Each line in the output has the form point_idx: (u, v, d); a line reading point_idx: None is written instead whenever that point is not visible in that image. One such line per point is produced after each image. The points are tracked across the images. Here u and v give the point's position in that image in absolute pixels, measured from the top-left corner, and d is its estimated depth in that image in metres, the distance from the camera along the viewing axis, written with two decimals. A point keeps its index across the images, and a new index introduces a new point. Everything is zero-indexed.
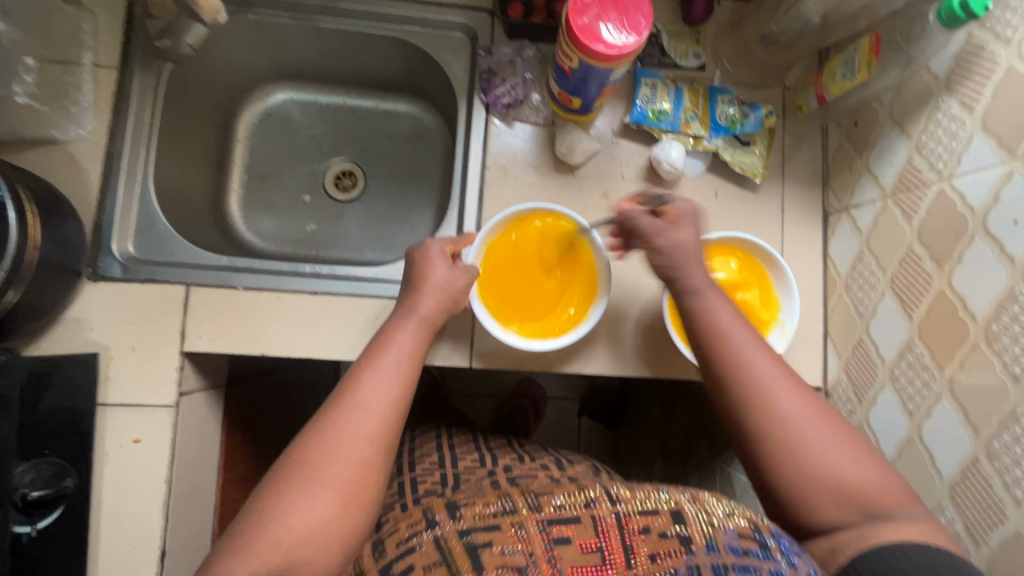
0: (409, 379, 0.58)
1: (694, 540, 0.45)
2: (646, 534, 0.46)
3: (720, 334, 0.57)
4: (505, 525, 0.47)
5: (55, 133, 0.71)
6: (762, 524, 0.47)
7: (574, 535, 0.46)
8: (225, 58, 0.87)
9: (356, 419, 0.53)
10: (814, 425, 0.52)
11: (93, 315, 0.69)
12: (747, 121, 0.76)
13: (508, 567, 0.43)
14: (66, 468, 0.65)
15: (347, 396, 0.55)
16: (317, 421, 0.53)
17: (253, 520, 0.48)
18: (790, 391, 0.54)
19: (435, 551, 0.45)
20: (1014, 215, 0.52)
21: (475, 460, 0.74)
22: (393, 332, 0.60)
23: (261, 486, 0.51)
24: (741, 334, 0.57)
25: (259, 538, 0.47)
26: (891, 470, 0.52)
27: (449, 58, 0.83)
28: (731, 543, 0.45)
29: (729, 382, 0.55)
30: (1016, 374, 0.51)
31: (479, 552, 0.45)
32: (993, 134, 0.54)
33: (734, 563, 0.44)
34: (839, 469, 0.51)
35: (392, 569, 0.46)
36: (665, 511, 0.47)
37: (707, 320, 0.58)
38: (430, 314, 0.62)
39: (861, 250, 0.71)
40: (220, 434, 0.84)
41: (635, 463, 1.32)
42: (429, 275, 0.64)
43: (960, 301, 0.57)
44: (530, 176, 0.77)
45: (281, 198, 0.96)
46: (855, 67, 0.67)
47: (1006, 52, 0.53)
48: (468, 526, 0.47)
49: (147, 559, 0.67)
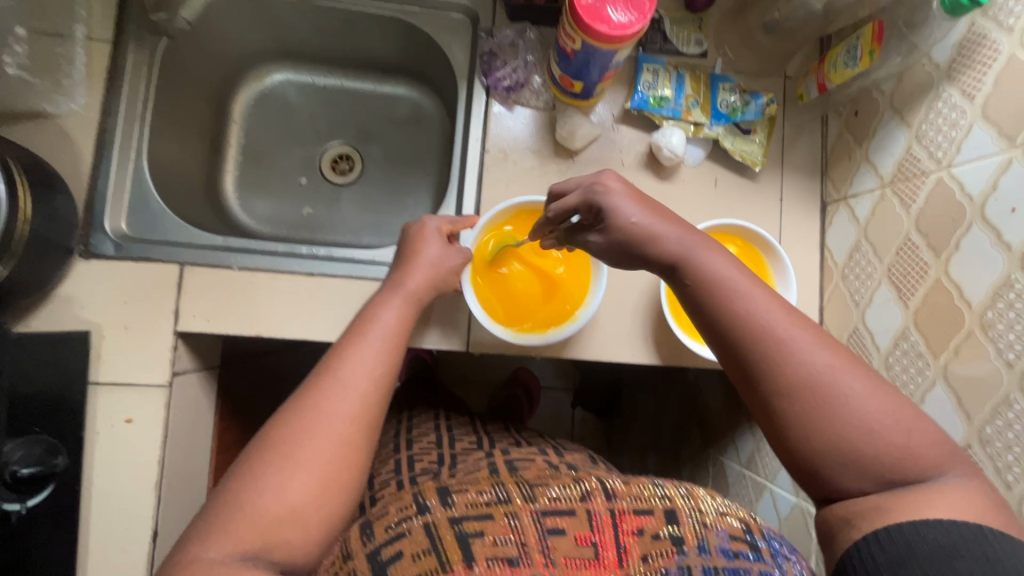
0: (397, 355, 0.57)
1: (686, 540, 0.45)
2: (639, 535, 0.46)
3: (723, 287, 0.46)
4: (497, 514, 0.47)
5: (46, 107, 0.70)
6: (751, 525, 0.48)
7: (569, 526, 0.46)
8: (221, 35, 0.86)
9: (337, 396, 0.51)
10: (849, 384, 0.42)
11: (84, 292, 0.68)
12: (748, 109, 0.76)
13: (498, 558, 0.45)
14: (58, 446, 0.64)
15: (329, 371, 0.53)
16: (298, 399, 0.51)
17: (227, 498, 0.46)
18: (800, 330, 0.44)
19: (425, 538, 0.46)
20: (1012, 203, 0.52)
21: (471, 442, 0.75)
22: (380, 309, 0.60)
23: (237, 464, 0.48)
24: (746, 285, 0.46)
25: (231, 516, 0.44)
26: (930, 421, 0.43)
27: (450, 40, 0.82)
28: (722, 545, 0.45)
29: (730, 329, 0.45)
30: (1010, 360, 0.51)
31: (469, 542, 0.45)
32: (993, 122, 0.54)
33: (725, 566, 0.44)
34: (879, 432, 0.41)
35: (380, 555, 0.46)
36: (658, 510, 0.48)
37: (688, 260, 0.48)
38: (418, 289, 0.62)
39: (858, 239, 0.72)
40: (213, 416, 0.83)
41: (628, 454, 1.33)
42: (422, 256, 0.65)
43: (956, 289, 0.57)
44: (530, 160, 0.76)
45: (277, 180, 0.95)
46: (857, 54, 0.66)
47: (1008, 41, 0.53)
48: (460, 514, 0.47)
49: (139, 539, 0.66)
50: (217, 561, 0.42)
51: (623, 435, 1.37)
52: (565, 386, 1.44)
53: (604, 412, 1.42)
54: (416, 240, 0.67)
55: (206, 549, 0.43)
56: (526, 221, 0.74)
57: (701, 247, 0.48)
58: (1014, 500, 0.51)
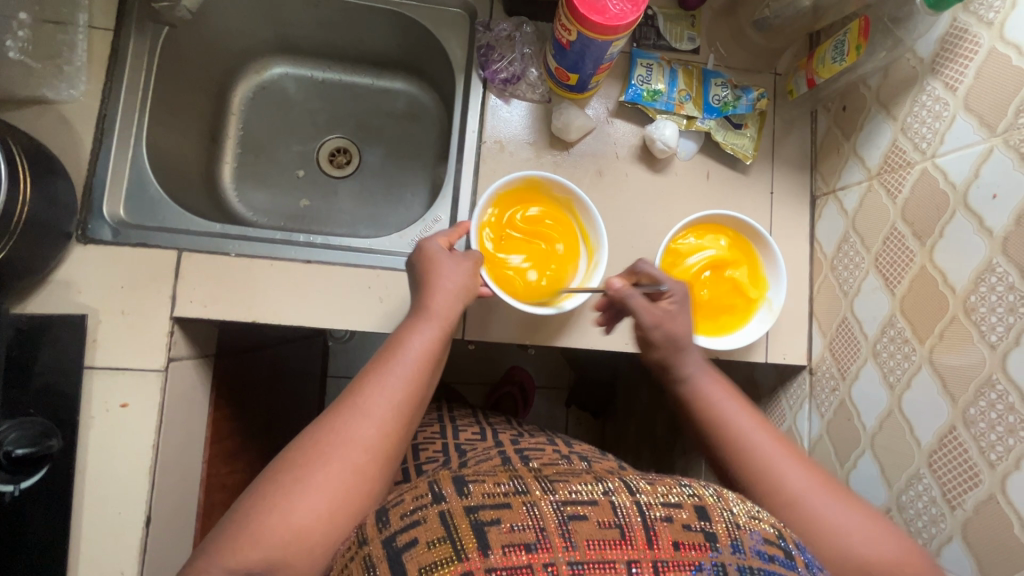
0: (419, 384, 0.57)
1: (720, 538, 0.40)
2: (669, 523, 0.40)
3: (718, 417, 0.59)
4: (515, 503, 0.41)
5: (46, 93, 0.70)
6: (785, 532, 0.43)
7: (592, 513, 0.40)
8: (222, 28, 0.87)
9: (356, 423, 0.52)
10: (825, 498, 0.51)
11: (81, 276, 0.68)
12: (739, 104, 0.78)
13: (516, 545, 0.38)
14: (52, 428, 0.64)
15: (352, 398, 0.54)
16: (318, 422, 0.53)
17: (238, 516, 0.47)
18: (789, 459, 0.54)
19: (441, 527, 0.39)
20: (994, 189, 0.54)
21: (475, 432, 0.76)
22: (407, 335, 0.60)
23: (252, 484, 0.49)
24: (737, 412, 0.59)
25: (238, 534, 0.45)
26: (910, 542, 0.49)
27: (447, 34, 0.83)
28: (758, 546, 0.40)
29: (733, 459, 0.56)
30: (993, 342, 0.53)
31: (485, 530, 0.39)
32: (975, 112, 0.56)
33: (761, 568, 0.38)
34: (854, 539, 0.48)
35: (396, 542, 0.39)
36: (687, 505, 0.42)
37: (699, 394, 0.62)
38: (446, 314, 0.62)
39: (846, 231, 0.73)
40: (208, 405, 0.83)
41: (622, 451, 1.34)
42: (440, 276, 0.63)
43: (941, 276, 0.59)
44: (526, 152, 0.77)
45: (275, 173, 0.96)
46: (845, 49, 0.68)
47: (989, 34, 0.55)
48: (476, 502, 0.41)
49: (132, 523, 0.66)
50: None
51: (617, 432, 1.37)
52: (559, 384, 1.44)
53: (598, 411, 1.43)
54: (425, 259, 0.66)
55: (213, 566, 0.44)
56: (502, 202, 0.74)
57: (703, 377, 0.64)
58: (997, 478, 0.52)
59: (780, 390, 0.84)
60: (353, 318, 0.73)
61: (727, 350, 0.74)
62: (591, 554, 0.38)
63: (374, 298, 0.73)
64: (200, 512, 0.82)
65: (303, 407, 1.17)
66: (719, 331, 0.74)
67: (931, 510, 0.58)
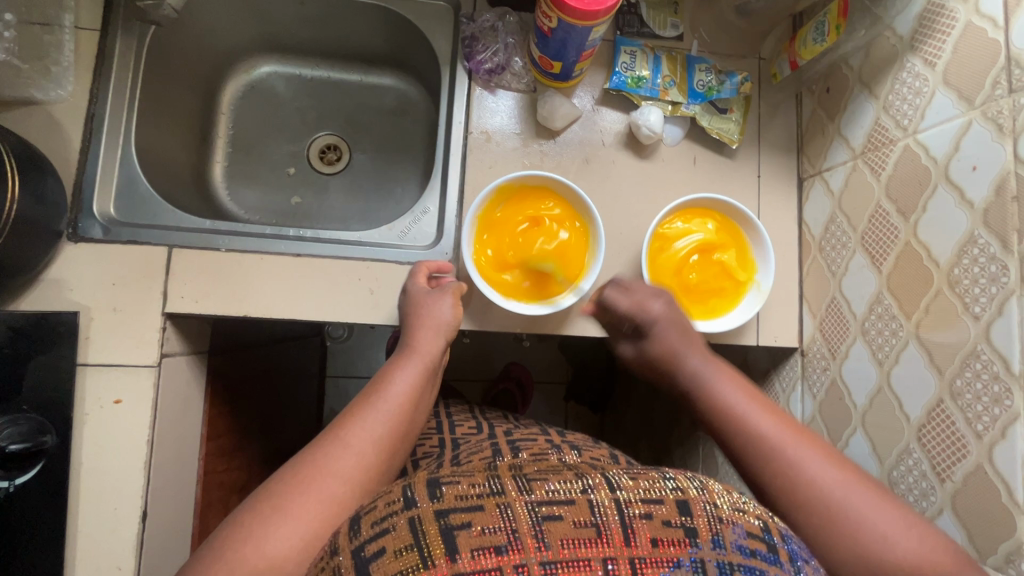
0: (404, 419, 0.60)
1: (700, 533, 0.40)
2: (648, 520, 0.40)
3: (727, 405, 0.63)
4: (488, 505, 0.40)
5: (35, 93, 0.71)
6: (770, 524, 0.43)
7: (566, 512, 0.40)
8: (209, 27, 0.88)
9: (337, 453, 0.53)
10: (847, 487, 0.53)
11: (72, 275, 0.69)
12: (723, 88, 0.78)
13: (485, 548, 0.38)
14: (46, 425, 0.64)
15: (337, 432, 0.56)
16: (302, 455, 0.54)
17: (214, 546, 0.46)
18: (799, 446, 0.57)
19: (410, 533, 0.38)
20: (973, 161, 0.54)
21: (471, 426, 0.76)
22: (393, 372, 0.64)
23: (232, 515, 0.49)
24: (747, 403, 0.63)
25: (214, 564, 0.44)
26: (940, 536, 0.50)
27: (432, 26, 0.84)
28: (739, 542, 0.40)
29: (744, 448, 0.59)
30: (977, 314, 0.53)
31: (454, 534, 0.38)
32: (954, 87, 0.57)
33: (741, 564, 0.39)
34: (887, 535, 0.50)
35: (365, 551, 0.38)
36: (669, 500, 0.42)
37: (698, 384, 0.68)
38: (428, 351, 0.66)
39: (833, 211, 0.73)
40: (203, 401, 0.83)
41: (621, 444, 1.33)
42: (421, 313, 0.68)
43: (925, 250, 0.59)
44: (513, 142, 0.78)
45: (265, 171, 0.96)
46: (825, 30, 0.69)
47: (964, 9, 0.56)
48: (448, 506, 0.40)
49: (128, 518, 0.67)
50: None
51: (615, 424, 1.37)
52: (557, 379, 1.45)
53: (597, 404, 1.43)
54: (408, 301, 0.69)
55: None
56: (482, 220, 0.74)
57: (709, 370, 0.68)
58: (984, 448, 0.52)
59: (772, 374, 0.84)
60: (343, 311, 0.73)
61: (717, 333, 0.75)
62: (565, 554, 0.38)
63: (364, 290, 0.74)
64: (198, 509, 0.82)
65: (300, 405, 1.17)
66: (706, 314, 0.75)
67: (921, 484, 0.58)
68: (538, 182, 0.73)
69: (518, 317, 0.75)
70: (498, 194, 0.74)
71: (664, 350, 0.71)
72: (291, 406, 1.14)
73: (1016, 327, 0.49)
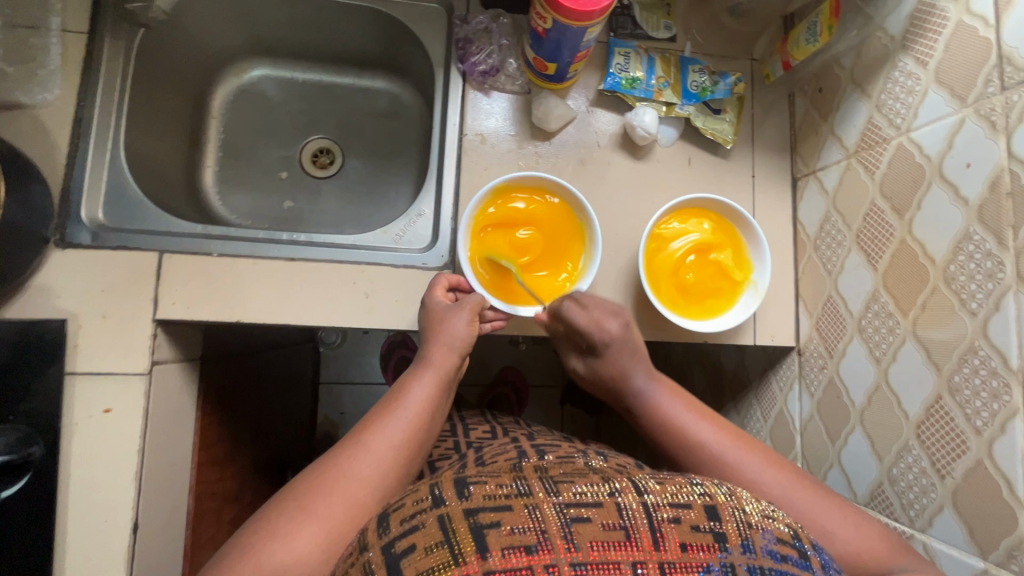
0: (420, 430, 0.59)
1: (729, 538, 0.39)
2: (677, 524, 0.39)
3: (676, 425, 0.65)
4: (516, 506, 0.40)
5: (21, 97, 0.70)
6: (800, 533, 0.42)
7: (596, 514, 0.39)
8: (199, 31, 0.87)
9: (356, 460, 0.53)
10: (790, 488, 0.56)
11: (59, 282, 0.67)
12: (717, 89, 0.78)
13: (516, 547, 0.37)
14: (33, 436, 0.63)
15: (356, 440, 0.56)
16: (322, 460, 0.54)
17: (236, 546, 0.46)
18: (744, 455, 0.59)
19: (439, 532, 0.38)
20: (967, 159, 0.54)
21: (486, 431, 0.76)
22: (410, 382, 0.63)
23: (252, 517, 0.49)
24: (692, 418, 0.65)
25: (236, 563, 0.44)
26: (873, 524, 0.54)
27: (425, 29, 0.83)
28: (769, 546, 0.39)
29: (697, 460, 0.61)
30: (974, 310, 0.53)
31: (484, 533, 0.37)
32: (946, 85, 0.57)
33: (772, 568, 0.38)
34: (831, 531, 0.53)
35: (394, 548, 0.38)
36: (697, 505, 0.41)
37: (643, 401, 0.70)
38: (443, 363, 0.66)
39: (828, 210, 0.74)
40: (195, 410, 0.82)
41: (618, 447, 1.33)
42: (439, 327, 0.67)
43: (920, 247, 0.59)
44: (508, 144, 0.78)
45: (257, 175, 0.95)
46: (817, 31, 0.69)
47: (955, 8, 0.56)
48: (477, 505, 0.39)
49: (119, 530, 0.65)
50: None
51: (612, 427, 1.37)
52: (553, 382, 1.44)
53: (593, 407, 1.42)
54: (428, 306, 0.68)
55: None
56: (484, 220, 0.73)
57: (653, 388, 0.70)
58: (984, 444, 0.52)
59: (770, 374, 0.84)
60: (340, 315, 0.72)
61: (715, 332, 0.75)
62: (595, 555, 0.37)
63: (360, 294, 0.73)
64: (191, 519, 0.81)
65: (294, 412, 1.16)
66: (704, 314, 0.75)
67: (921, 481, 0.58)
68: (535, 184, 0.74)
69: (517, 319, 0.75)
70: (496, 194, 0.73)
71: (614, 371, 0.71)
72: (284, 414, 1.12)
73: (1012, 322, 0.50)
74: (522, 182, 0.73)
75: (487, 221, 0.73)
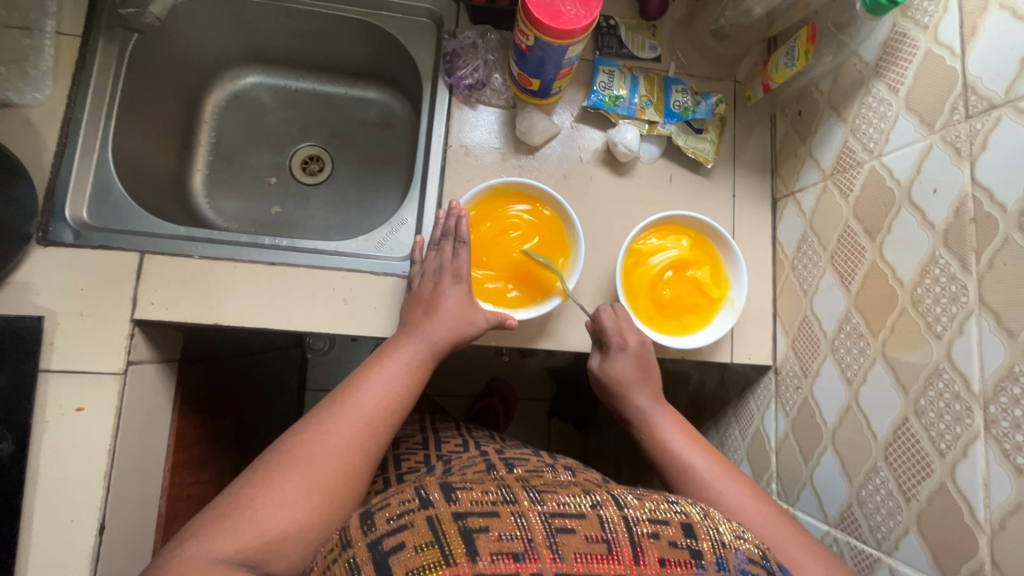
0: (405, 399, 0.62)
1: (706, 555, 0.41)
2: (655, 539, 0.41)
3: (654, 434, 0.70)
4: (503, 513, 0.41)
5: (11, 96, 0.71)
6: (768, 553, 0.44)
7: (579, 526, 0.41)
8: (194, 38, 0.88)
9: (350, 427, 0.57)
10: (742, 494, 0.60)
11: (40, 279, 0.67)
12: (699, 109, 0.80)
13: (504, 554, 0.38)
14: (1, 432, 0.63)
15: (351, 406, 0.59)
16: (316, 420, 0.57)
17: (237, 503, 0.50)
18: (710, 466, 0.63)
19: (429, 531, 0.39)
20: (934, 184, 0.55)
21: (457, 444, 0.75)
22: (399, 349, 0.65)
23: (246, 477, 0.52)
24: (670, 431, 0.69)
25: (238, 521, 0.48)
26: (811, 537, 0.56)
27: (415, 42, 0.85)
28: (741, 566, 0.41)
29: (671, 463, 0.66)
30: (939, 333, 0.54)
31: (473, 536, 0.39)
32: (915, 111, 0.58)
33: None
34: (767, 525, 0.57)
35: (382, 545, 0.39)
36: (675, 522, 0.43)
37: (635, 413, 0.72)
38: (438, 342, 0.66)
39: (805, 231, 0.74)
40: (172, 411, 0.81)
41: (603, 463, 1.32)
42: (441, 306, 0.68)
43: (890, 270, 0.60)
44: (492, 157, 0.79)
45: (247, 180, 0.96)
46: (795, 55, 0.70)
47: (924, 37, 0.58)
48: (465, 509, 0.41)
49: (85, 529, 0.65)
50: (223, 561, 0.46)
51: (598, 443, 1.36)
52: (539, 396, 1.44)
53: (579, 422, 1.41)
54: (428, 272, 0.71)
55: (211, 546, 0.46)
56: (479, 216, 0.75)
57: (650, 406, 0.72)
58: (947, 467, 0.52)
59: (748, 393, 0.85)
60: (317, 321, 0.73)
61: (691, 349, 0.75)
62: (578, 567, 0.39)
63: (338, 300, 0.73)
64: (162, 523, 0.80)
65: (277, 417, 1.16)
66: (680, 330, 0.75)
67: (889, 503, 0.58)
68: (535, 195, 0.75)
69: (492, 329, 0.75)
70: (495, 194, 0.75)
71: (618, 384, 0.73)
72: (266, 419, 1.12)
73: (974, 346, 0.50)
74: (524, 188, 0.75)
75: (483, 218, 0.75)
